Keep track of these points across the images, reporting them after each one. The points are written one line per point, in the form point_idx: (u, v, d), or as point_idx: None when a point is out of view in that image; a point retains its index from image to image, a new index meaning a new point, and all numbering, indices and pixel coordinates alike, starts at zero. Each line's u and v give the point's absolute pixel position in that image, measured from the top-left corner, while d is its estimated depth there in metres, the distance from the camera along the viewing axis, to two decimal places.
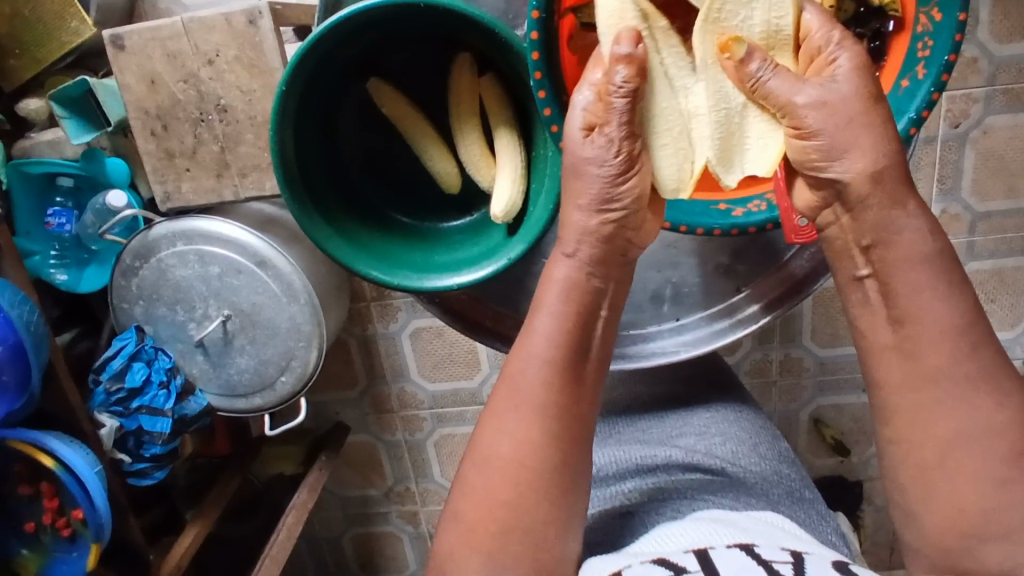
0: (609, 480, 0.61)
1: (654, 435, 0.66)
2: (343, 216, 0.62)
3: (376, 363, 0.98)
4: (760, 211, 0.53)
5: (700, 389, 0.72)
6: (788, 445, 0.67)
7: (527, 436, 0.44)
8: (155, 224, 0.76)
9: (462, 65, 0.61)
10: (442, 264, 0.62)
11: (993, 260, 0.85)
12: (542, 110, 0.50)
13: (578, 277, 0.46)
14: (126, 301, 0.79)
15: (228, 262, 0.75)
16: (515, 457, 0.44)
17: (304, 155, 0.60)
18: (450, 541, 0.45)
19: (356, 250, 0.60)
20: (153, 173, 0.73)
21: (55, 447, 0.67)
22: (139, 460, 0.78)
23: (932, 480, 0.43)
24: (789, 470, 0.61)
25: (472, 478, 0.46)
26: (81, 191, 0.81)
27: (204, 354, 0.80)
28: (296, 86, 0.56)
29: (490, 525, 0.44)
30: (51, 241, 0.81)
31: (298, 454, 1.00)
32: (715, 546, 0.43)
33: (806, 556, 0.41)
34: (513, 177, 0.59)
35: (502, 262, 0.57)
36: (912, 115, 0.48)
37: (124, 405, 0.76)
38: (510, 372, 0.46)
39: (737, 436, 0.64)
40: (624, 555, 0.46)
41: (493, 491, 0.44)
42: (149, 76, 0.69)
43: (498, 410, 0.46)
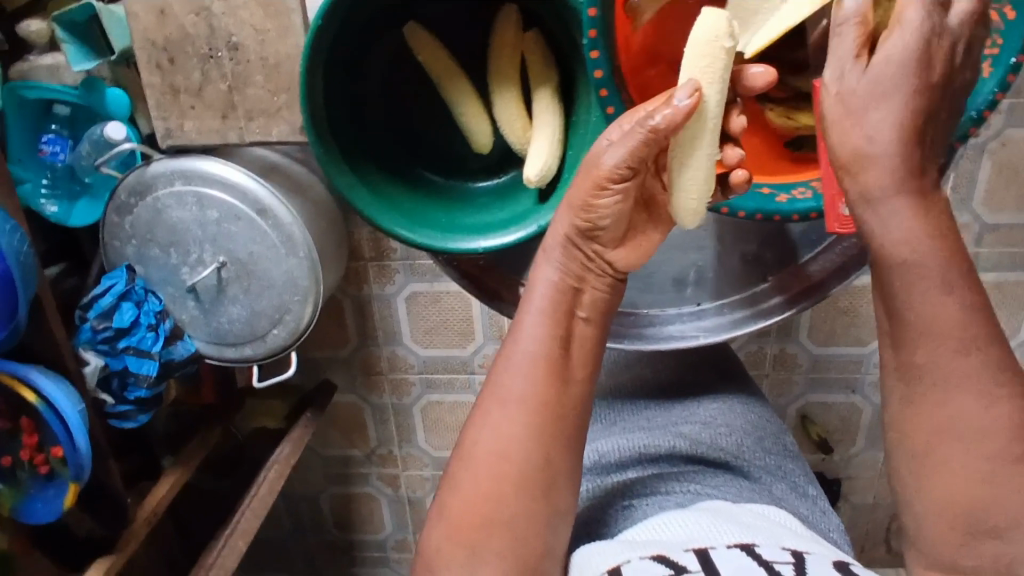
0: (610, 467, 0.60)
1: (657, 422, 0.66)
2: (369, 169, 0.60)
3: (369, 325, 0.97)
4: (805, 200, 0.52)
5: (707, 379, 0.71)
6: (792, 438, 0.66)
7: (507, 432, 0.47)
8: (154, 160, 0.74)
9: (507, 18, 0.59)
10: (467, 227, 0.60)
11: (995, 273, 0.85)
12: (594, 71, 0.48)
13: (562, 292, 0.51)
14: (117, 239, 0.77)
15: (229, 207, 0.73)
16: (499, 452, 0.47)
17: (333, 100, 0.58)
18: (434, 537, 0.47)
19: (380, 203, 0.58)
20: (155, 107, 0.69)
21: (38, 382, 0.65)
22: (123, 402, 0.76)
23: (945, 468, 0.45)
24: (792, 467, 0.62)
25: (461, 475, 0.48)
26: (78, 121, 0.78)
27: (195, 300, 0.78)
28: (331, 25, 0.54)
29: (472, 519, 0.45)
30: (43, 170, 0.78)
31: (282, 409, 1.00)
32: (716, 546, 0.42)
33: (807, 554, 0.42)
34: (551, 140, 0.57)
35: (532, 228, 0.56)
36: (974, 114, 0.48)
37: (111, 345, 0.74)
38: (495, 376, 0.50)
39: (742, 428, 0.63)
40: (621, 546, 0.46)
41: (478, 485, 0.46)
42: (158, 5, 0.66)
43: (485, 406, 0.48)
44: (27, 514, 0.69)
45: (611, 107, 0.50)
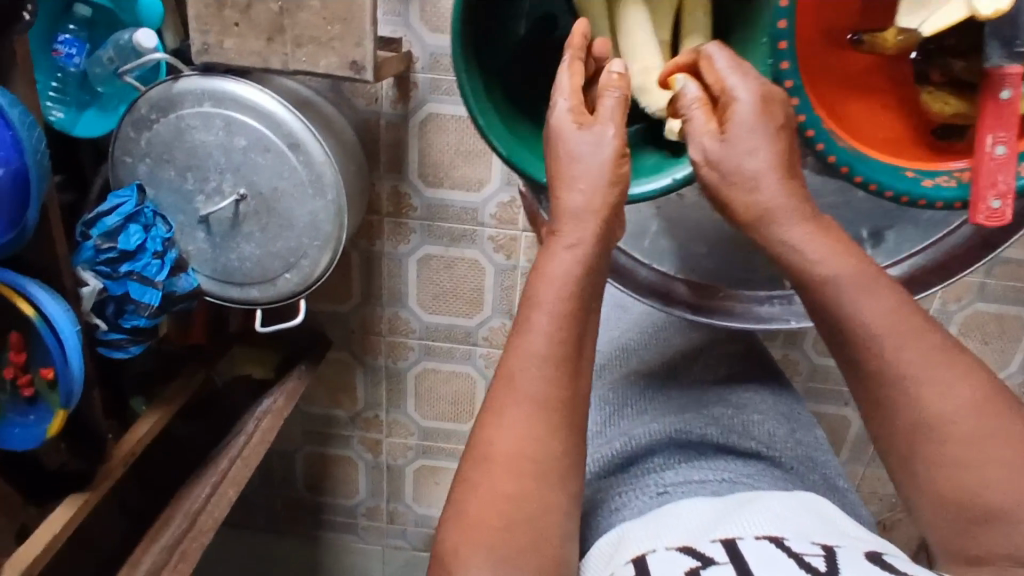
0: (642, 448, 0.58)
1: (688, 404, 0.64)
2: (500, 103, 0.60)
3: (375, 282, 0.94)
4: (951, 187, 0.49)
5: (739, 368, 0.70)
6: (821, 433, 0.66)
7: (530, 430, 0.41)
8: (183, 76, 0.69)
9: None
10: None
11: (998, 304, 0.88)
12: (777, 20, 0.46)
13: (573, 281, 0.45)
14: (130, 155, 0.71)
15: (258, 136, 0.69)
16: (520, 450, 0.41)
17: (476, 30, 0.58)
18: (450, 536, 0.40)
19: (512, 140, 0.57)
20: (195, 18, 0.65)
21: (36, 295, 0.59)
22: (116, 330, 0.71)
23: (928, 457, 0.42)
24: (822, 459, 0.61)
25: (475, 475, 0.41)
26: (98, 25, 0.73)
27: (206, 233, 0.74)
28: None
29: (496, 516, 0.39)
30: (53, 72, 0.72)
31: (271, 359, 0.95)
32: (744, 537, 0.40)
33: (837, 549, 0.38)
34: None
35: (664, 182, 0.54)
36: None
37: (113, 268, 0.69)
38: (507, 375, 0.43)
39: (774, 418, 0.62)
40: (648, 530, 0.44)
41: (495, 484, 0.40)
42: None
43: (500, 406, 0.42)
44: (3, 438, 0.63)
45: (785, 63, 0.48)
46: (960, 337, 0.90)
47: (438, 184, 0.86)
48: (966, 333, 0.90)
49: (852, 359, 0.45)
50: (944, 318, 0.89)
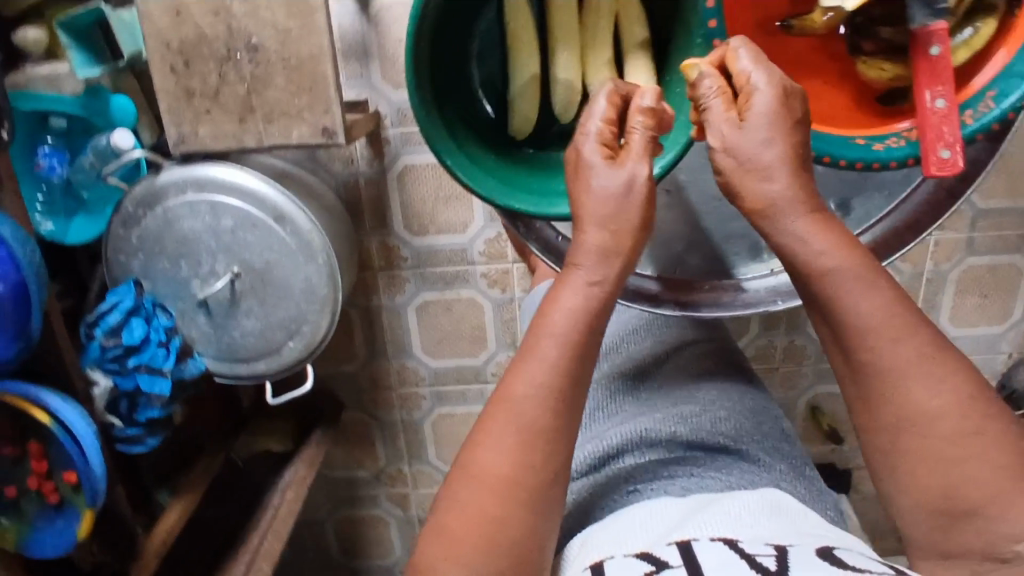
0: (608, 452, 0.58)
1: (655, 403, 0.63)
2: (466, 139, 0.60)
3: (378, 337, 0.95)
4: (901, 147, 0.53)
5: (707, 362, 0.69)
6: (789, 424, 0.65)
7: (520, 456, 0.44)
8: (164, 169, 0.71)
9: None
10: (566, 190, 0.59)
11: (989, 256, 0.88)
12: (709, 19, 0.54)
13: (584, 304, 0.47)
14: (122, 253, 0.73)
15: (244, 215, 0.71)
16: (505, 475, 0.43)
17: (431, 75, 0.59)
18: (430, 551, 0.43)
19: (482, 173, 0.58)
20: (168, 112, 0.67)
21: (50, 402, 0.60)
22: (132, 424, 0.72)
23: (914, 442, 0.44)
24: (789, 449, 0.60)
25: (461, 492, 0.44)
26: (75, 134, 0.75)
27: (206, 315, 0.75)
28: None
29: (477, 538, 0.42)
30: (37, 185, 0.75)
31: (286, 427, 0.94)
32: (699, 537, 0.41)
33: (790, 548, 0.40)
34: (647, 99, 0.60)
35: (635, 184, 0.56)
36: None
37: (120, 364, 0.69)
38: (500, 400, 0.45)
39: (740, 412, 0.61)
40: (613, 537, 0.44)
41: (482, 503, 0.43)
42: (175, 6, 0.64)
43: (490, 428, 0.44)
44: (35, 549, 0.63)
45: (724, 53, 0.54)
46: (959, 296, 0.90)
47: (425, 232, 0.88)
48: (964, 290, 0.90)
49: (845, 347, 0.46)
50: (939, 278, 0.90)
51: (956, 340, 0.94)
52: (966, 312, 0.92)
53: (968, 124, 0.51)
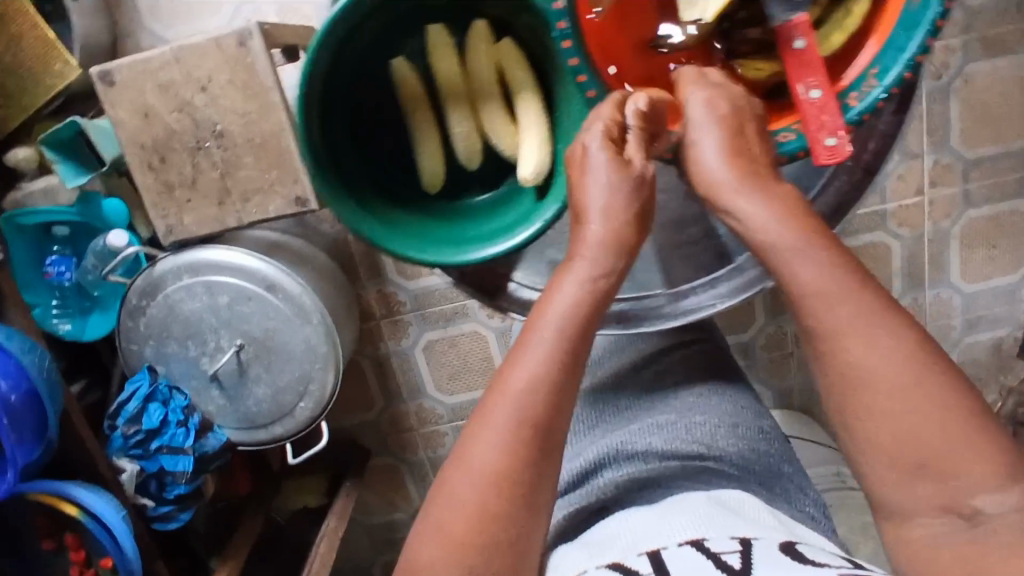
0: (588, 472, 0.58)
1: (634, 418, 0.63)
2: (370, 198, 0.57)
3: (391, 382, 0.97)
4: (791, 140, 0.51)
5: (684, 365, 0.69)
6: (771, 421, 0.65)
7: (513, 448, 0.41)
8: (159, 259, 0.75)
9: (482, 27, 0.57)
10: (474, 237, 0.57)
11: (989, 206, 0.85)
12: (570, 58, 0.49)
13: (582, 301, 0.46)
14: (135, 342, 0.78)
15: (238, 290, 0.75)
16: (499, 469, 0.41)
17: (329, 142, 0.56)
18: (427, 553, 0.40)
19: (393, 231, 0.55)
20: (153, 207, 0.72)
21: (79, 495, 0.64)
22: (164, 502, 0.76)
23: (867, 404, 0.41)
24: (768, 449, 0.60)
25: (457, 486, 0.41)
26: (78, 237, 0.81)
27: (220, 388, 0.79)
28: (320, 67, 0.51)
29: (473, 534, 0.39)
30: (51, 292, 0.81)
31: (322, 484, 1.00)
32: (667, 545, 0.41)
33: (755, 541, 0.40)
34: (540, 137, 0.56)
35: (537, 226, 0.53)
36: (928, 26, 0.47)
37: (144, 448, 0.74)
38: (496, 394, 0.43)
39: (718, 416, 0.61)
40: (589, 550, 0.45)
41: (481, 498, 0.40)
42: (142, 109, 0.68)
43: (487, 421, 0.42)
44: None
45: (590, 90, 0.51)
46: (965, 251, 0.87)
47: (418, 275, 0.90)
48: (970, 245, 0.87)
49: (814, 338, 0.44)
50: (941, 237, 0.87)
51: (973, 296, 0.90)
52: (977, 266, 0.89)
53: (852, 108, 0.50)
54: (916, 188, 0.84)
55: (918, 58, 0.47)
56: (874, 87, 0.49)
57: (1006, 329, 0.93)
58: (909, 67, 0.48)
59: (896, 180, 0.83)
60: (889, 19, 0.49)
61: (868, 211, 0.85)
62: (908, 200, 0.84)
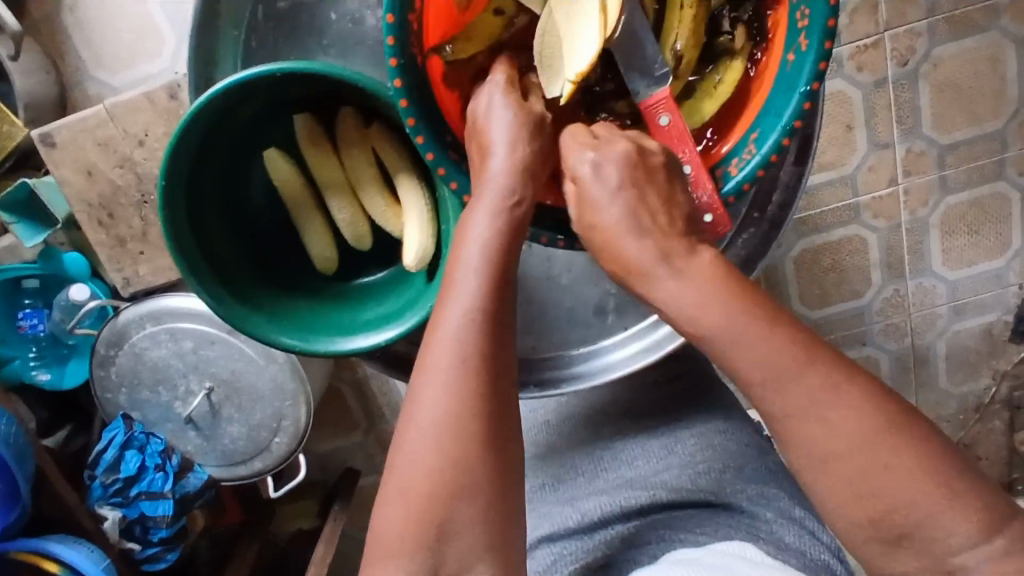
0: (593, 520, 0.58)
1: (639, 469, 0.64)
2: (261, 291, 0.57)
3: (372, 404, 0.98)
4: None
5: (681, 403, 0.70)
6: (775, 458, 0.65)
7: (455, 394, 0.38)
8: (122, 309, 0.76)
9: (347, 120, 0.55)
10: (370, 323, 0.56)
11: (967, 191, 0.83)
12: (425, 154, 0.47)
13: (501, 221, 0.43)
14: (109, 391, 0.79)
15: (201, 334, 0.75)
16: (448, 420, 0.38)
17: (212, 243, 0.56)
18: (390, 521, 0.38)
19: (282, 324, 0.55)
20: (107, 261, 0.73)
21: (57, 551, 0.67)
22: (150, 545, 0.78)
23: None
24: (777, 486, 0.59)
25: (404, 447, 0.39)
26: (48, 289, 0.81)
27: (196, 429, 0.80)
28: (180, 180, 0.51)
29: (434, 495, 0.37)
30: (27, 344, 0.82)
31: (314, 507, 1.01)
32: None
33: None
34: (420, 224, 0.54)
35: (421, 314, 0.52)
36: (803, 88, 0.44)
37: (123, 495, 0.77)
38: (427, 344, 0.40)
39: (722, 461, 0.62)
40: None
41: (435, 455, 0.38)
42: (85, 167, 0.69)
43: (426, 365, 0.40)
44: None
45: (453, 182, 0.48)
46: (946, 238, 0.85)
47: None
48: (950, 232, 0.84)
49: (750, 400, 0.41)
50: (920, 226, 0.84)
51: (957, 283, 0.88)
52: (960, 252, 0.86)
53: (731, 178, 0.48)
54: (889, 178, 0.81)
55: (793, 125, 0.45)
56: (754, 154, 0.47)
57: (996, 314, 0.90)
58: (785, 134, 0.45)
59: (868, 172, 0.80)
60: (764, 90, 0.48)
61: (841, 205, 0.82)
62: (882, 190, 0.81)
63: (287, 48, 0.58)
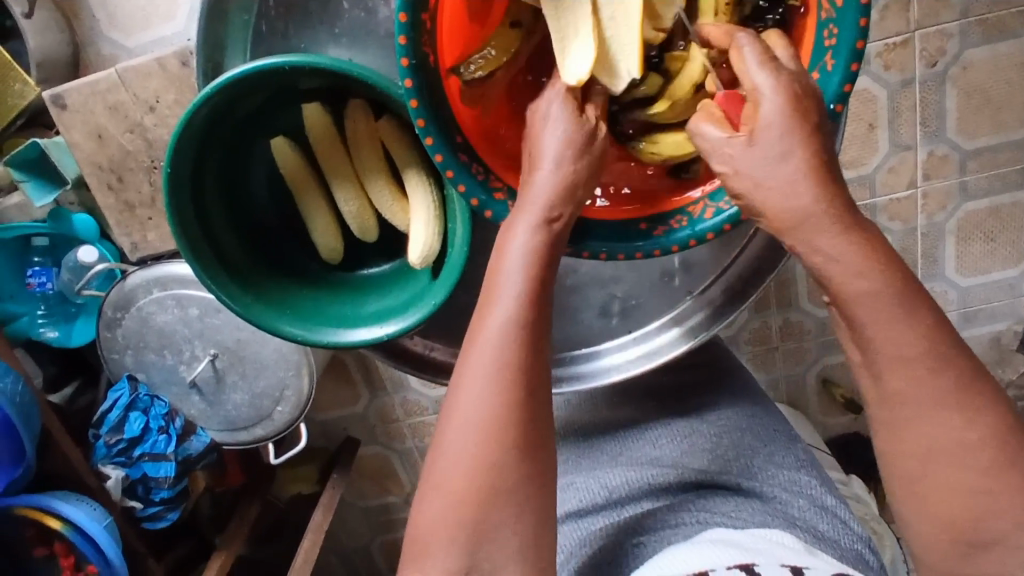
0: (624, 500, 0.61)
1: (665, 448, 0.67)
2: (263, 278, 0.58)
3: (374, 377, 0.98)
4: (681, 229, 0.49)
5: (698, 389, 0.72)
6: (802, 446, 0.68)
7: (499, 398, 0.41)
8: (130, 273, 0.76)
9: (356, 112, 0.55)
10: (373, 314, 0.57)
11: (988, 198, 0.81)
12: (434, 156, 0.46)
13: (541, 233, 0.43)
14: (115, 351, 0.79)
15: (207, 303, 0.76)
16: (488, 418, 0.40)
17: (215, 227, 0.56)
18: (431, 510, 0.41)
19: (281, 311, 0.56)
20: (117, 226, 0.74)
21: (60, 509, 0.69)
22: (151, 504, 0.80)
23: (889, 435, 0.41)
24: (807, 478, 0.62)
25: (445, 444, 0.41)
26: (57, 248, 0.82)
27: (200, 394, 0.80)
28: (185, 165, 0.51)
29: (476, 488, 0.40)
30: (36, 302, 0.83)
31: (315, 472, 1.02)
32: (717, 567, 0.44)
33: (807, 570, 0.44)
34: (427, 217, 0.54)
35: (427, 308, 0.53)
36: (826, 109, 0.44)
37: (127, 455, 0.78)
38: (479, 336, 0.42)
39: (750, 446, 0.65)
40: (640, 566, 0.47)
41: (475, 453, 0.40)
42: (95, 131, 0.70)
43: (469, 368, 0.42)
44: None
45: (462, 185, 0.47)
46: (962, 245, 0.83)
47: None
48: (967, 238, 0.83)
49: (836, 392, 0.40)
50: (936, 230, 0.82)
51: (969, 290, 0.87)
52: (975, 259, 0.85)
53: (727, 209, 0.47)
54: (909, 181, 0.79)
55: None
56: None
57: (1006, 323, 0.89)
58: None
59: (887, 173, 0.79)
60: None
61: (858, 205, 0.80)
62: (900, 193, 0.80)
63: (298, 34, 0.58)
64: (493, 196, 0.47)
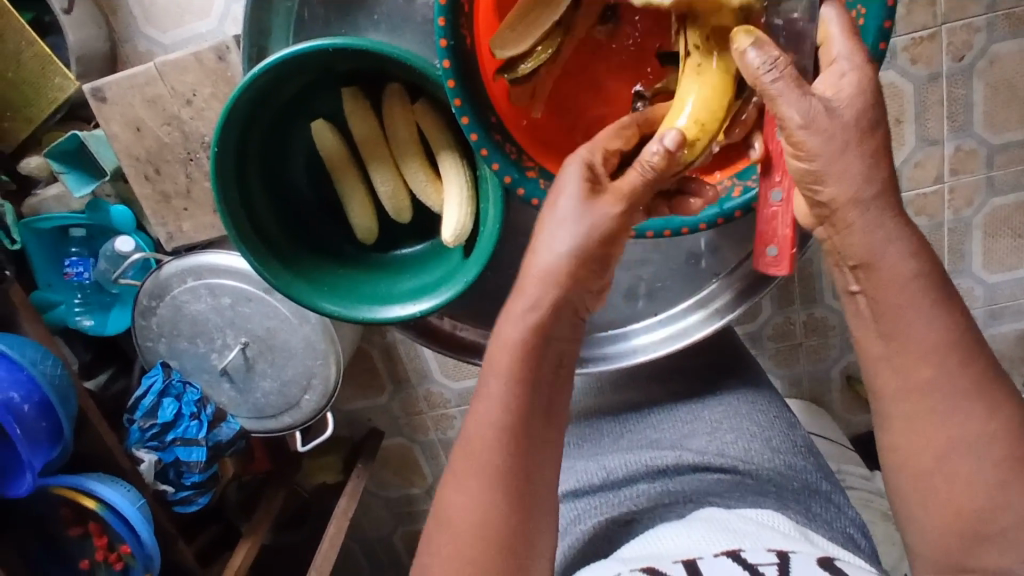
0: (621, 483, 0.62)
1: (666, 434, 0.67)
2: (302, 257, 0.59)
3: (399, 369, 1.00)
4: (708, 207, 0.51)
5: (699, 378, 0.71)
6: (805, 432, 0.67)
7: (483, 497, 0.44)
8: (165, 263, 0.78)
9: (393, 96, 0.56)
10: (403, 294, 0.58)
11: (1015, 193, 0.80)
12: (469, 135, 0.47)
13: (528, 334, 0.44)
14: (150, 338, 0.82)
15: (240, 290, 0.78)
16: (472, 518, 0.43)
17: (256, 207, 0.58)
18: None
19: (317, 289, 0.57)
20: (153, 215, 0.76)
21: (97, 489, 0.72)
22: (182, 488, 0.82)
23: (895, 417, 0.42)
24: (804, 463, 0.62)
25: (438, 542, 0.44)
26: (93, 238, 0.84)
27: (230, 381, 0.83)
28: (229, 147, 0.53)
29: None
30: (73, 291, 0.85)
31: (338, 462, 1.04)
32: (704, 555, 0.44)
33: (792, 555, 0.43)
34: (460, 200, 0.55)
35: (458, 286, 0.54)
36: None
37: (160, 440, 0.80)
38: (466, 438, 0.45)
39: (748, 430, 0.64)
40: (616, 560, 0.48)
41: (459, 546, 0.43)
42: (134, 123, 0.72)
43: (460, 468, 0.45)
44: None
45: (496, 164, 0.48)
46: (988, 241, 0.83)
47: None
48: (994, 234, 0.82)
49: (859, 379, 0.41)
50: (962, 226, 0.82)
51: (995, 286, 0.86)
52: (1002, 256, 0.84)
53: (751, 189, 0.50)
54: (935, 176, 0.79)
55: None
56: None
57: None
58: None
59: (913, 168, 0.79)
60: None
61: None
62: (926, 187, 0.80)
63: (338, 25, 0.60)
64: (524, 175, 0.49)
